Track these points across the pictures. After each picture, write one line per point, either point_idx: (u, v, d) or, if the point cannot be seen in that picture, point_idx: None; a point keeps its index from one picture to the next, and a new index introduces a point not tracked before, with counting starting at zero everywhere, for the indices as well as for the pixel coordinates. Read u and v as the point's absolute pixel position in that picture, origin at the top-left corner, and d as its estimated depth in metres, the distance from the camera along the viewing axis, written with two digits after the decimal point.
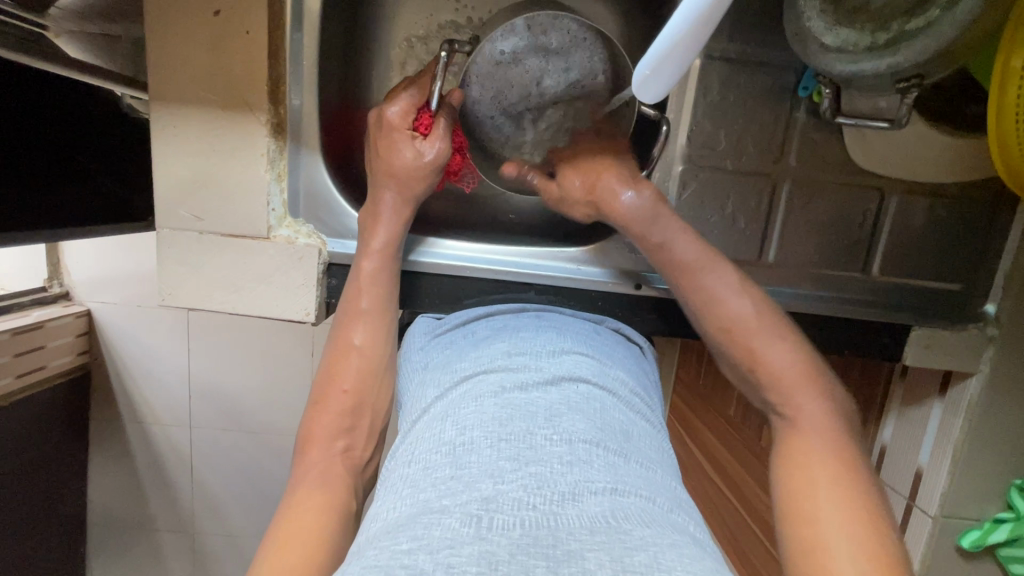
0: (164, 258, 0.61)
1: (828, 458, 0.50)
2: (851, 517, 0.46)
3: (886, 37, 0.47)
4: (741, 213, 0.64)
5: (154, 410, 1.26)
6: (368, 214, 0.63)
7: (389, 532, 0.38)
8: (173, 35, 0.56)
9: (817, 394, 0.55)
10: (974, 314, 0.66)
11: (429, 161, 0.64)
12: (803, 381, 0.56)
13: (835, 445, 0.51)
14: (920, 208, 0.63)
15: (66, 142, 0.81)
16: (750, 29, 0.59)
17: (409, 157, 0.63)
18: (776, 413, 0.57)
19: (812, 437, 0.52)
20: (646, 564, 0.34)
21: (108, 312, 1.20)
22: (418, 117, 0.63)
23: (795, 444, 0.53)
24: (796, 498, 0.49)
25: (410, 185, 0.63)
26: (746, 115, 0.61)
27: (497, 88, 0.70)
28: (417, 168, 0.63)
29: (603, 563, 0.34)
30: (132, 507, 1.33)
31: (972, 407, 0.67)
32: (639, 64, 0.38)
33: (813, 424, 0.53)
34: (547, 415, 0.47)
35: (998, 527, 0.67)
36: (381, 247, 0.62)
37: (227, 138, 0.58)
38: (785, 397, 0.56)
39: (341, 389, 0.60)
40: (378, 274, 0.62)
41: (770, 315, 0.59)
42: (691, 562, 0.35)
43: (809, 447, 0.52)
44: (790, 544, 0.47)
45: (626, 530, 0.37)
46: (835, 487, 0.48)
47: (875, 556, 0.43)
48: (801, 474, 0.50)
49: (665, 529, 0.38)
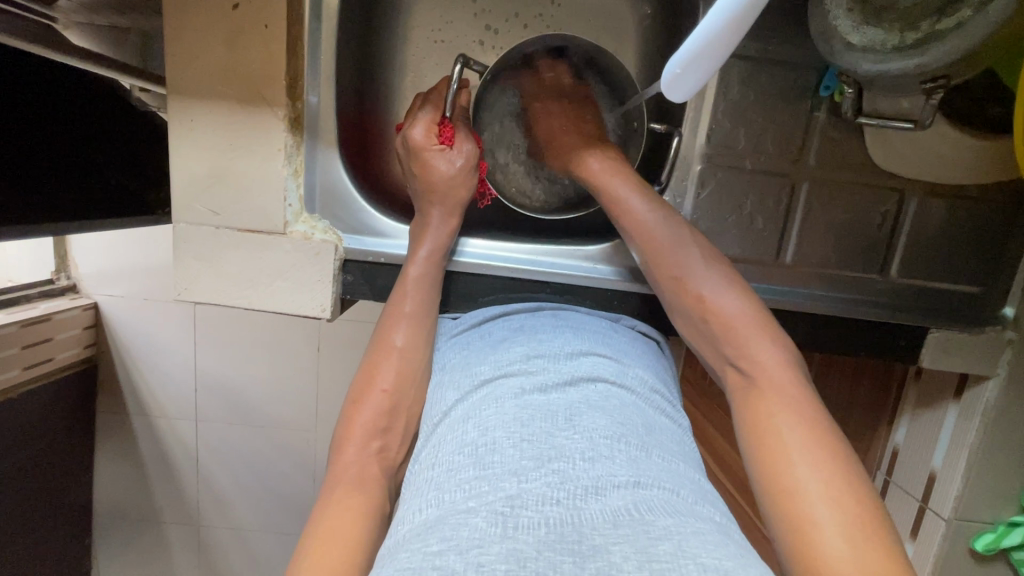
0: (180, 252, 0.61)
1: (794, 410, 0.45)
2: (832, 474, 0.41)
3: (915, 38, 0.46)
4: (759, 213, 0.63)
5: (161, 403, 1.26)
6: (415, 228, 0.63)
7: (419, 534, 0.38)
8: (190, 28, 0.55)
9: (771, 342, 0.50)
10: (992, 317, 0.66)
11: (461, 166, 0.64)
12: (751, 327, 0.52)
13: (796, 396, 0.46)
14: (939, 209, 0.63)
15: (76, 133, 0.81)
16: (773, 27, 0.59)
17: (445, 168, 0.63)
18: (731, 367, 0.52)
19: (771, 390, 0.47)
20: (671, 553, 0.34)
21: (115, 305, 1.20)
22: (439, 129, 0.63)
23: (759, 401, 0.47)
24: (772, 461, 0.43)
25: (454, 196, 0.64)
26: (766, 115, 0.61)
27: (512, 138, 0.74)
28: (456, 178, 0.64)
29: (628, 556, 0.34)
30: (137, 500, 1.34)
31: (988, 409, 0.66)
32: (668, 64, 0.38)
33: (771, 375, 0.48)
34: (566, 414, 0.47)
35: (1012, 531, 0.67)
36: (426, 254, 0.62)
37: (244, 133, 0.58)
38: (739, 347, 0.51)
39: (380, 389, 0.57)
40: (424, 277, 0.62)
41: (720, 263, 0.56)
42: (715, 548, 0.35)
43: (772, 403, 0.46)
44: (775, 518, 0.42)
45: (649, 520, 0.37)
46: (811, 443, 0.43)
47: (857, 524, 0.38)
48: (772, 437, 0.44)
49: (688, 518, 0.38)
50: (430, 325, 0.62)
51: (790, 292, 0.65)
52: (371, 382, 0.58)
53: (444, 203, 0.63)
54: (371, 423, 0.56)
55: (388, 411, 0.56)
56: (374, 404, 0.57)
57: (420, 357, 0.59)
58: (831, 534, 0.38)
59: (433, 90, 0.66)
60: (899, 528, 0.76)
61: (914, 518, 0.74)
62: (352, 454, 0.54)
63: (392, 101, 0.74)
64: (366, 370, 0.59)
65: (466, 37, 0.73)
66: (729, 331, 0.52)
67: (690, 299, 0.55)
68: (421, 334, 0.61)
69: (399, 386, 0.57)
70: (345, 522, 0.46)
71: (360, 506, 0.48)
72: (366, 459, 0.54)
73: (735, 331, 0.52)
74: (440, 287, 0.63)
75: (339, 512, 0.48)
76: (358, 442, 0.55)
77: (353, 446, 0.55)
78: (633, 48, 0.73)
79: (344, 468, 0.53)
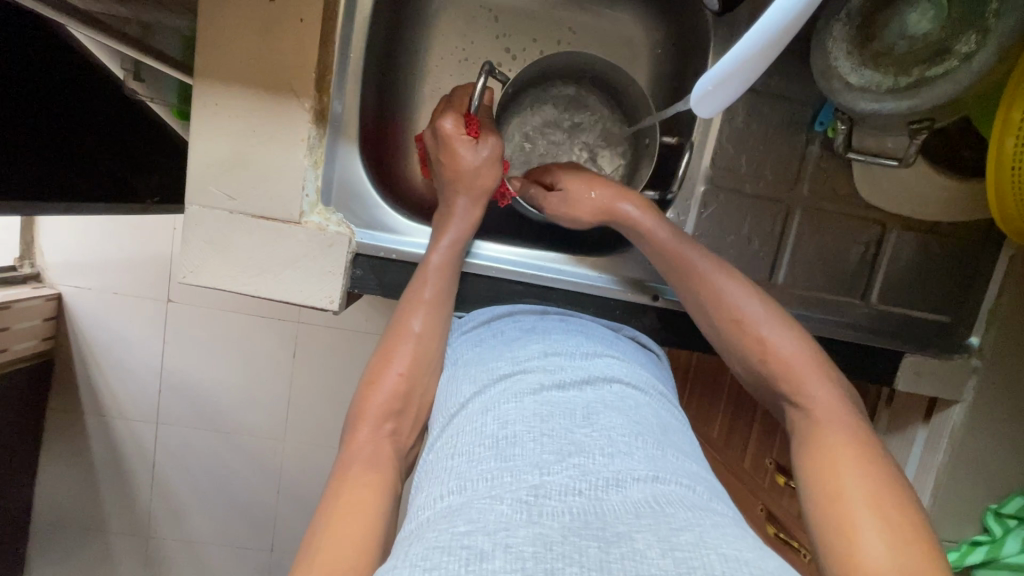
0: (189, 235, 0.60)
1: (850, 446, 0.47)
2: (880, 492, 0.43)
3: (907, 81, 0.51)
4: (755, 235, 0.68)
5: (124, 402, 1.20)
6: (440, 218, 0.66)
7: (445, 517, 0.39)
8: (224, 15, 0.56)
9: (827, 380, 0.53)
10: (960, 345, 0.71)
11: (488, 156, 0.66)
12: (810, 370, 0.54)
13: (852, 428, 0.48)
14: (916, 242, 0.68)
15: (67, 107, 0.79)
16: (776, 65, 0.64)
17: (471, 157, 0.65)
18: (788, 403, 0.54)
19: (826, 425, 0.49)
20: (692, 542, 0.35)
21: (84, 297, 1.15)
22: (466, 121, 0.65)
23: (813, 431, 0.50)
24: (825, 480, 0.45)
25: (476, 184, 0.66)
26: (765, 144, 0.66)
27: (528, 152, 0.78)
28: (481, 168, 0.66)
29: (652, 543, 0.35)
30: (83, 506, 1.26)
31: (955, 432, 0.71)
32: (701, 81, 0.41)
33: (828, 410, 0.50)
34: (584, 412, 0.48)
35: (975, 550, 0.69)
36: (449, 243, 0.64)
37: (268, 121, 0.58)
38: (794, 386, 0.53)
39: (397, 372, 0.57)
40: (445, 267, 0.63)
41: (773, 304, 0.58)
42: (736, 541, 0.36)
43: (829, 433, 0.49)
44: (822, 524, 0.43)
45: (670, 513, 0.38)
46: (860, 466, 0.45)
47: (905, 536, 0.40)
48: (822, 457, 0.47)
49: (707, 512, 0.39)
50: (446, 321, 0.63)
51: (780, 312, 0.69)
52: (386, 366, 0.58)
53: (467, 190, 0.66)
54: (386, 405, 0.56)
55: (402, 396, 0.57)
56: (385, 388, 0.57)
57: (435, 343, 0.61)
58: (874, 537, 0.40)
59: (457, 90, 0.69)
60: None
61: None
62: (361, 445, 0.54)
63: (408, 105, 0.76)
64: (381, 354, 0.59)
65: (485, 51, 0.76)
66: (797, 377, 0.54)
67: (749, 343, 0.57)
68: (438, 323, 0.62)
69: (409, 375, 0.58)
70: (359, 500, 0.47)
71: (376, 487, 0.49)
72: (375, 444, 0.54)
73: (793, 366, 0.54)
74: (457, 279, 0.64)
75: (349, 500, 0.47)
76: (366, 425, 0.55)
77: (363, 429, 0.55)
78: (644, 74, 0.77)
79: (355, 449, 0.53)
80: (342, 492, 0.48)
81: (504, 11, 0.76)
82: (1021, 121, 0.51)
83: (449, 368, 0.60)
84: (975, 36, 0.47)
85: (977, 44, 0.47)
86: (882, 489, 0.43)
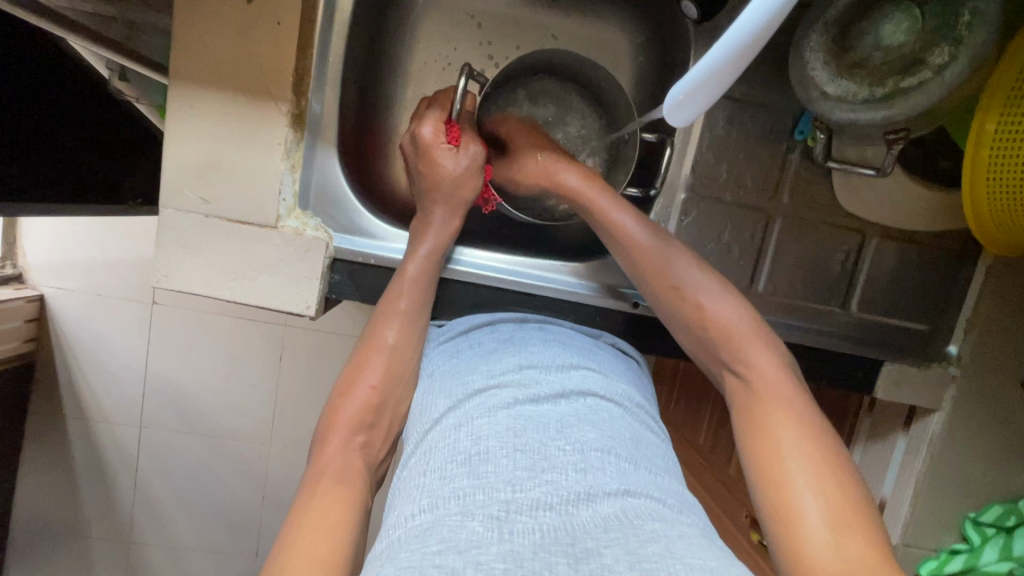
0: (163, 238, 0.59)
1: (789, 415, 0.47)
2: (818, 466, 0.44)
3: (884, 92, 0.52)
4: (736, 243, 0.68)
5: (105, 406, 1.19)
6: (418, 225, 0.65)
7: (416, 536, 0.38)
8: (200, 17, 0.56)
9: (767, 348, 0.53)
10: (938, 353, 0.72)
11: (466, 165, 0.65)
12: (754, 342, 0.54)
13: (789, 393, 0.49)
14: (895, 251, 0.68)
15: (49, 107, 0.78)
16: (757, 74, 0.64)
17: (451, 166, 0.64)
18: (731, 371, 0.54)
19: (771, 398, 0.49)
20: (659, 554, 0.35)
21: (65, 299, 1.14)
22: (447, 128, 0.64)
23: (753, 400, 0.50)
24: (767, 462, 0.45)
25: (457, 194, 0.65)
26: (746, 152, 0.66)
27: None
28: (462, 177, 0.65)
29: (619, 558, 0.35)
30: (61, 512, 1.24)
31: (933, 440, 0.71)
32: (674, 90, 0.41)
33: (767, 378, 0.51)
34: (558, 426, 0.48)
35: (954, 558, 0.69)
36: (427, 252, 0.63)
37: (245, 125, 0.58)
38: (737, 353, 0.54)
39: (369, 385, 0.57)
40: (420, 277, 0.63)
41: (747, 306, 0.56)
42: (702, 551, 0.36)
43: (768, 404, 0.49)
44: (766, 504, 0.44)
45: (638, 525, 0.38)
46: (801, 440, 0.45)
47: (841, 509, 0.41)
48: (762, 431, 0.47)
49: (674, 523, 0.39)
50: (421, 335, 0.62)
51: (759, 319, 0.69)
52: (356, 378, 0.58)
53: (446, 200, 0.65)
54: (356, 419, 0.56)
55: (375, 407, 0.57)
56: (362, 396, 0.56)
57: (409, 356, 0.60)
58: (816, 520, 0.41)
59: (439, 94, 0.68)
60: None
61: None
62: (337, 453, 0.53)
63: (391, 108, 0.75)
64: (354, 364, 0.60)
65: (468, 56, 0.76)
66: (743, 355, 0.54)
67: (693, 313, 0.58)
68: (413, 334, 0.62)
69: (383, 387, 0.58)
70: (331, 515, 0.46)
71: (349, 500, 0.49)
72: (350, 456, 0.54)
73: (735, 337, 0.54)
74: (434, 287, 0.64)
75: (320, 512, 0.47)
76: (341, 437, 0.55)
77: (337, 441, 0.54)
78: (627, 81, 0.77)
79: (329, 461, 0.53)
80: (314, 505, 0.47)
81: (488, 15, 0.75)
82: (994, 133, 0.52)
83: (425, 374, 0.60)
84: (948, 47, 0.48)
85: (949, 56, 0.48)
86: (816, 462, 0.44)
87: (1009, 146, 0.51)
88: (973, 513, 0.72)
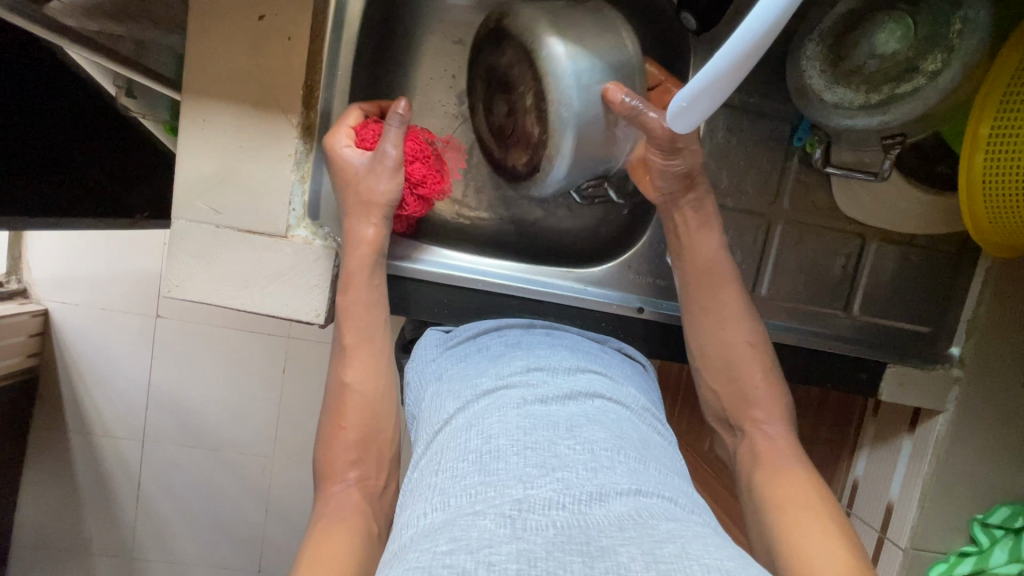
0: (175, 250, 0.60)
1: (814, 504, 0.50)
2: (834, 545, 0.46)
3: (879, 98, 0.53)
4: (738, 247, 0.69)
5: (108, 421, 1.19)
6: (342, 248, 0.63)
7: (427, 535, 0.39)
8: (212, 33, 0.57)
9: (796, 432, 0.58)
10: (942, 355, 0.72)
11: (392, 157, 0.62)
12: (789, 453, 0.57)
13: (816, 489, 0.52)
14: (896, 254, 0.69)
15: (57, 124, 0.80)
16: (754, 82, 0.66)
17: (370, 163, 0.62)
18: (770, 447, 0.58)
19: (796, 485, 0.53)
20: (675, 553, 0.35)
21: (71, 313, 1.14)
22: (358, 136, 0.64)
23: (782, 488, 0.53)
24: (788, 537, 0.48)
25: (367, 198, 0.62)
26: (746, 159, 0.67)
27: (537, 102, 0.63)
28: (375, 181, 0.62)
29: (636, 556, 0.35)
30: (65, 529, 1.23)
31: (939, 442, 0.72)
32: (678, 95, 0.42)
33: (794, 472, 0.54)
34: (567, 425, 0.48)
35: (963, 560, 0.70)
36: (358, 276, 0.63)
37: (256, 136, 0.59)
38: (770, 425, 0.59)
39: (341, 427, 0.60)
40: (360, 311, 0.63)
41: (765, 359, 0.62)
42: (716, 550, 0.37)
43: (795, 493, 0.52)
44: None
45: (653, 525, 0.39)
46: (817, 523, 0.48)
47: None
48: (788, 513, 0.50)
49: (689, 524, 0.40)
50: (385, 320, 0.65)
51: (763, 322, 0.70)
52: (337, 423, 0.61)
53: (356, 203, 0.62)
54: (344, 455, 0.59)
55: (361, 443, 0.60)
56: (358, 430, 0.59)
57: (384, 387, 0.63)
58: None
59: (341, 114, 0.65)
60: None
61: (873, 550, 0.78)
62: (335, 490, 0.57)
63: None
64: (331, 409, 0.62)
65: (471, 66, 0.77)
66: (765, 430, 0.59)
67: (738, 375, 0.62)
68: (377, 358, 0.64)
69: (356, 414, 0.61)
70: (336, 553, 0.48)
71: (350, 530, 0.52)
72: (346, 494, 0.57)
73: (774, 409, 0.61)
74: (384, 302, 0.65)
75: None
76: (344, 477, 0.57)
77: (333, 482, 0.58)
78: None
79: (332, 502, 0.56)
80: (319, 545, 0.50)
81: None
82: (988, 136, 0.53)
83: (417, 386, 0.62)
84: (941, 54, 0.49)
85: (942, 63, 0.49)
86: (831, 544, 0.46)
87: (1001, 149, 0.53)
88: (981, 514, 0.72)
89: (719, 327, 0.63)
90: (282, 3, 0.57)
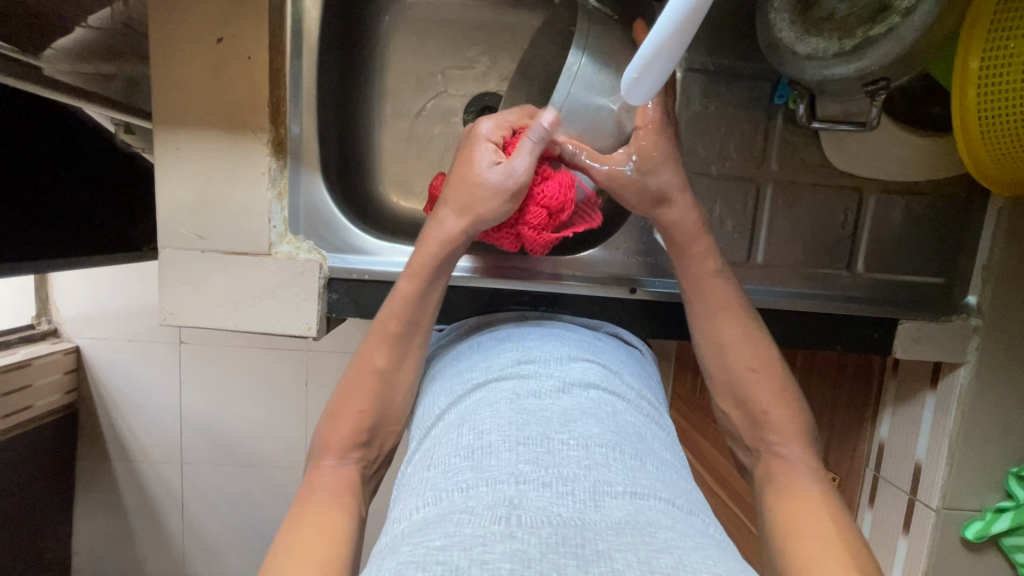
0: (166, 277, 0.62)
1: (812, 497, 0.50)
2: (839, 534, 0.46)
3: (853, 43, 0.50)
4: (728, 216, 0.67)
5: (144, 446, 1.23)
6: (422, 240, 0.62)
7: (419, 530, 0.39)
8: (177, 61, 0.58)
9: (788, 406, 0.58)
10: (957, 306, 0.69)
11: (519, 179, 0.59)
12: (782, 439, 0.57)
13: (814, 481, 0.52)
14: (898, 206, 0.66)
15: (64, 167, 0.82)
16: (726, 45, 0.63)
17: (498, 173, 0.59)
18: (760, 434, 0.58)
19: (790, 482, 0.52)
20: (672, 565, 0.34)
21: (98, 346, 1.18)
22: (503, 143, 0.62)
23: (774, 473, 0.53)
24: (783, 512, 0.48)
25: (468, 201, 0.60)
26: (727, 123, 0.65)
27: None
28: (488, 191, 0.60)
29: (632, 563, 0.34)
30: (117, 552, 1.28)
31: (964, 397, 0.68)
32: (628, 69, 0.42)
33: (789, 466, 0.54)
34: (561, 420, 0.48)
35: (1000, 516, 0.68)
36: (419, 269, 0.60)
37: (230, 159, 0.60)
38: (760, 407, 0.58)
39: None
40: (407, 302, 0.60)
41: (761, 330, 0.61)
42: (716, 563, 0.35)
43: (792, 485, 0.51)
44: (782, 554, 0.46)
45: (651, 532, 0.37)
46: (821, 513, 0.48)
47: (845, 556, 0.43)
48: (789, 504, 0.50)
49: (689, 533, 0.39)
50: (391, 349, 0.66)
51: (763, 290, 0.67)
52: None
53: (459, 209, 0.61)
54: None
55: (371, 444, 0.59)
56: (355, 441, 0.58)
57: None
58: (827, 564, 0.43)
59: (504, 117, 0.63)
60: (892, 523, 0.77)
61: (905, 511, 0.75)
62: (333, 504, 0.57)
63: (371, 126, 0.76)
64: None
65: (441, 63, 0.76)
66: (762, 409, 0.58)
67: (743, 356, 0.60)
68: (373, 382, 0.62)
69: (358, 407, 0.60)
70: None
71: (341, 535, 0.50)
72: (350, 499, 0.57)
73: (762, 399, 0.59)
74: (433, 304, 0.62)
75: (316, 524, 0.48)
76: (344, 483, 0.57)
77: None
78: None
79: None
80: (314, 516, 0.50)
81: (454, 21, 0.75)
82: (978, 71, 0.50)
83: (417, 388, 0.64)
84: None
85: None
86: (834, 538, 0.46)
87: (993, 82, 0.50)
88: (1015, 467, 0.69)
89: (713, 302, 0.62)
90: (239, 22, 0.57)
